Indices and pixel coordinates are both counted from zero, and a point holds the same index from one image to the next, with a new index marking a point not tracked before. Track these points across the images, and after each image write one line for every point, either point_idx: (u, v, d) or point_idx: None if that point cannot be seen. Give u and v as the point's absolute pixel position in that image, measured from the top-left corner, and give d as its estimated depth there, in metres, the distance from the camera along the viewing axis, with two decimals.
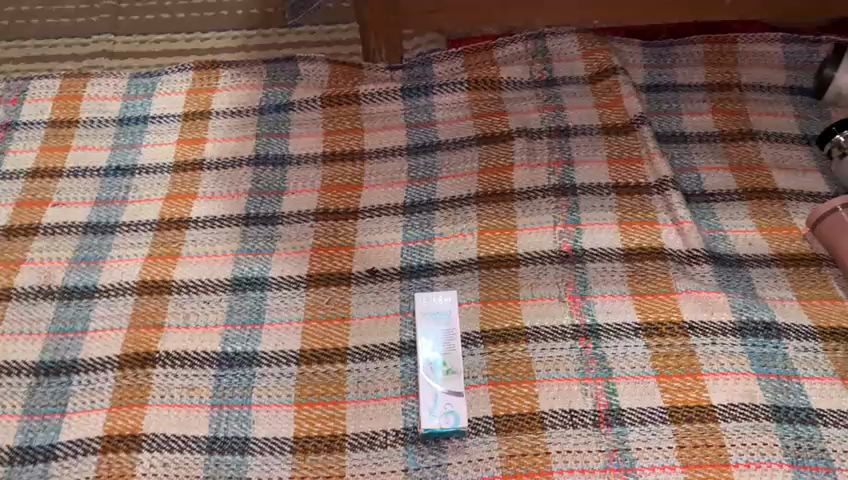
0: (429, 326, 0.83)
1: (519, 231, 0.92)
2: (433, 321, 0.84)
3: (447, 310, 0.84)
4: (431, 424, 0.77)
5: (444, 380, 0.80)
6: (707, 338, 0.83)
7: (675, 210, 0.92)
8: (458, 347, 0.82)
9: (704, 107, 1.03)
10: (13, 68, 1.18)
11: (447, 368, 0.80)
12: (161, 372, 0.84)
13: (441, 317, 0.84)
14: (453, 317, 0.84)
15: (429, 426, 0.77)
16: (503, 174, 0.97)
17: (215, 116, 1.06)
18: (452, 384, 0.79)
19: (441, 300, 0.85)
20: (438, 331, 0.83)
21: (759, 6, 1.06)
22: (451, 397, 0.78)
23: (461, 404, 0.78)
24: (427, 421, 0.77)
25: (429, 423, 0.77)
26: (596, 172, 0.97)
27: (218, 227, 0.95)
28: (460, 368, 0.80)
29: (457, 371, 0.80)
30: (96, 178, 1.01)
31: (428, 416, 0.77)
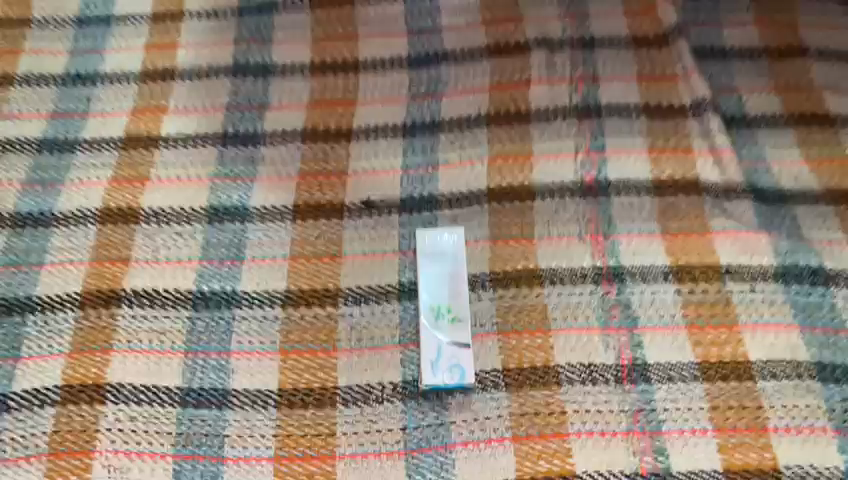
0: (432, 267, 0.74)
1: (536, 159, 0.81)
2: (438, 261, 0.75)
3: (454, 250, 0.75)
4: (434, 379, 0.69)
5: (449, 329, 0.71)
6: (746, 285, 0.74)
7: (714, 137, 0.81)
8: (465, 292, 0.73)
9: (747, 17, 0.90)
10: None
11: (453, 315, 0.72)
12: (128, 314, 0.74)
13: (447, 258, 0.75)
14: (460, 259, 0.75)
15: (431, 381, 0.69)
16: (518, 91, 0.85)
17: (188, 18, 0.92)
18: (458, 335, 0.71)
19: (447, 237, 0.76)
20: (443, 273, 0.74)
21: None
22: (458, 350, 0.70)
23: (469, 358, 0.70)
24: (430, 376, 0.69)
25: (432, 377, 0.69)
26: (623, 92, 0.85)
27: (192, 147, 0.83)
28: (467, 316, 0.72)
29: (464, 320, 0.72)
30: (52, 87, 0.88)
31: (431, 369, 0.69)
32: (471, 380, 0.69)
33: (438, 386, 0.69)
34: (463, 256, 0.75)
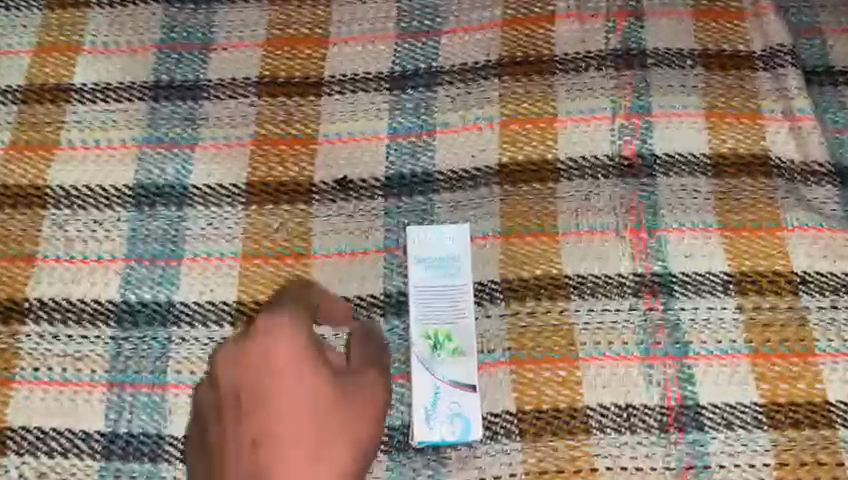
0: (426, 279, 0.58)
1: (561, 124, 0.62)
2: (434, 270, 0.58)
3: (455, 254, 0.58)
4: (428, 434, 0.54)
5: (447, 364, 0.56)
6: (826, 300, 0.58)
7: (790, 98, 0.63)
8: (469, 312, 0.57)
9: None
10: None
11: (453, 344, 0.56)
12: (34, 333, 0.57)
13: (446, 265, 0.58)
14: (463, 266, 0.58)
15: (424, 438, 0.54)
16: (539, 29, 0.65)
17: None
18: (459, 371, 0.56)
19: (446, 237, 0.59)
20: (440, 286, 0.58)
21: None
22: (460, 393, 0.55)
23: (472, 401, 0.55)
24: (422, 430, 0.54)
25: (425, 433, 0.54)
26: (675, 32, 0.65)
27: (113, 101, 0.64)
28: (470, 347, 0.56)
29: (467, 351, 0.56)
30: None
31: (424, 422, 0.55)
32: (476, 434, 0.54)
33: (434, 443, 0.54)
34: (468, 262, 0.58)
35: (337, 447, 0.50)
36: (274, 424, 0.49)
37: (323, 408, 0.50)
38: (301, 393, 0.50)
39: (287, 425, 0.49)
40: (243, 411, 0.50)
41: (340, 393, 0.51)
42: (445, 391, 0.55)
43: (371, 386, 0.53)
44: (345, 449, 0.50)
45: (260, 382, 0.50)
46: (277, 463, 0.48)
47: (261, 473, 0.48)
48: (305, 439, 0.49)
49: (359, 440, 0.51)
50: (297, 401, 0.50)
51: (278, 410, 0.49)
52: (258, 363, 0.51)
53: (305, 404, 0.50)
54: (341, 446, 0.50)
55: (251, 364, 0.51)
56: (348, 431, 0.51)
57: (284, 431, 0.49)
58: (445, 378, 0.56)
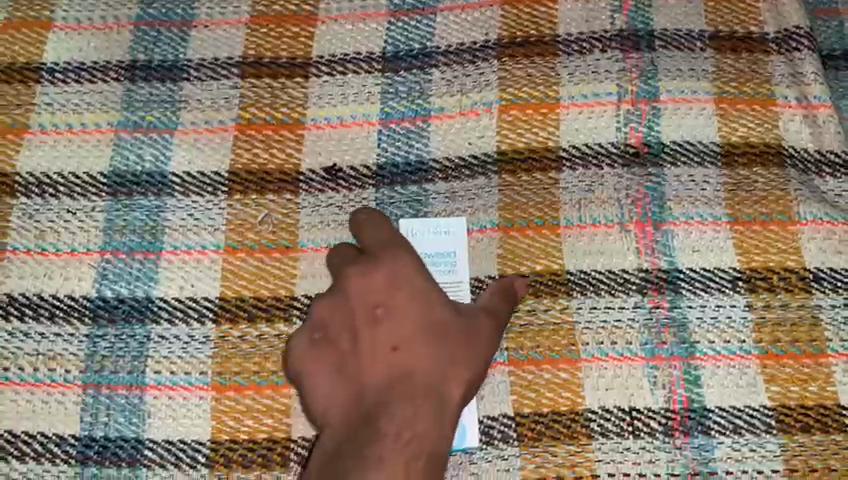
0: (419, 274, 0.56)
1: (564, 110, 0.59)
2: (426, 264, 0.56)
3: (450, 247, 0.56)
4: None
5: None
6: (840, 298, 0.55)
7: (805, 83, 0.59)
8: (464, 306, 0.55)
9: None
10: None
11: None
12: (4, 330, 0.54)
13: (439, 259, 0.56)
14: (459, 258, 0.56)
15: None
16: (540, 8, 0.61)
17: None
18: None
19: (440, 230, 0.56)
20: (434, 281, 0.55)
21: None
22: None
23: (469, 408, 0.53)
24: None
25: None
26: (685, 12, 0.61)
27: (87, 82, 0.60)
28: None
29: None
30: None
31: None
32: (471, 442, 0.52)
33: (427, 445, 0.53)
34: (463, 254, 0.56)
35: (471, 365, 0.49)
36: (410, 330, 0.49)
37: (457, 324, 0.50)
38: (434, 308, 0.50)
39: (424, 336, 0.49)
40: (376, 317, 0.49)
41: (468, 314, 0.51)
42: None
43: (491, 312, 0.52)
44: (477, 367, 0.49)
45: (393, 294, 0.50)
46: (415, 368, 0.48)
47: (403, 379, 0.47)
48: (443, 351, 0.49)
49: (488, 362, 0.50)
50: (432, 315, 0.50)
51: (414, 321, 0.49)
52: (390, 277, 0.50)
53: (439, 318, 0.50)
54: (476, 362, 0.49)
55: (382, 278, 0.50)
56: (478, 351, 0.50)
57: (422, 340, 0.49)
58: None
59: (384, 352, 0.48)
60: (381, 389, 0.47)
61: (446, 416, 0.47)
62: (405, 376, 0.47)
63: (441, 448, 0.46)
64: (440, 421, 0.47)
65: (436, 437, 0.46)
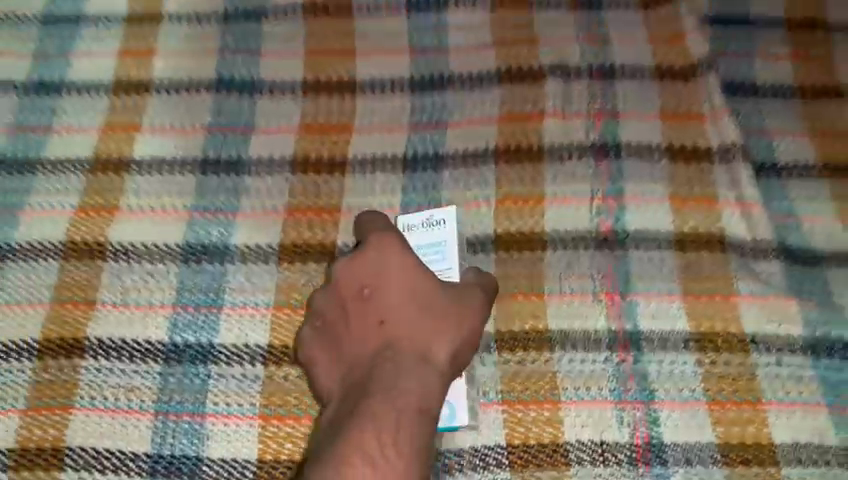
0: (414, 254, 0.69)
1: (549, 203, 0.74)
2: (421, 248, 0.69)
3: (439, 233, 0.69)
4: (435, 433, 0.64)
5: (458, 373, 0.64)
6: (772, 357, 0.68)
7: (742, 188, 0.74)
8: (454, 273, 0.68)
9: (781, 51, 0.82)
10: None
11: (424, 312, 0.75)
12: (92, 367, 0.66)
13: (431, 243, 0.69)
14: (447, 240, 0.68)
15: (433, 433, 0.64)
16: (530, 124, 0.77)
17: (169, 23, 0.83)
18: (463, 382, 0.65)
19: (430, 220, 0.69)
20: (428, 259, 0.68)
21: None
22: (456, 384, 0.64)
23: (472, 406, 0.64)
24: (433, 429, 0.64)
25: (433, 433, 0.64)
26: (645, 130, 0.77)
27: (167, 173, 0.75)
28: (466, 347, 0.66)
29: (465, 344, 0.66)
30: (14, 96, 0.79)
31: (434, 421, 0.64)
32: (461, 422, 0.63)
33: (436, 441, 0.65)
34: (450, 235, 0.69)
35: (449, 328, 0.61)
36: (393, 306, 0.61)
37: (444, 295, 0.63)
38: (412, 287, 0.62)
39: (415, 307, 0.61)
40: (376, 297, 0.62)
41: (455, 291, 0.64)
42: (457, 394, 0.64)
43: (468, 293, 0.64)
44: (455, 330, 0.61)
45: (379, 281, 0.63)
46: (397, 333, 0.60)
47: (388, 341, 0.59)
48: (421, 319, 0.60)
49: (465, 329, 0.62)
50: (419, 291, 0.62)
51: (395, 298, 0.62)
52: (375, 267, 0.64)
53: (420, 294, 0.62)
54: (462, 328, 0.61)
55: (380, 266, 0.64)
56: (452, 318, 0.61)
57: (401, 311, 0.61)
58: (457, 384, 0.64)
59: (374, 326, 0.61)
60: (371, 353, 0.59)
61: (438, 366, 0.58)
62: (391, 340, 0.59)
63: (428, 387, 0.56)
64: (432, 369, 0.58)
65: (431, 378, 0.57)
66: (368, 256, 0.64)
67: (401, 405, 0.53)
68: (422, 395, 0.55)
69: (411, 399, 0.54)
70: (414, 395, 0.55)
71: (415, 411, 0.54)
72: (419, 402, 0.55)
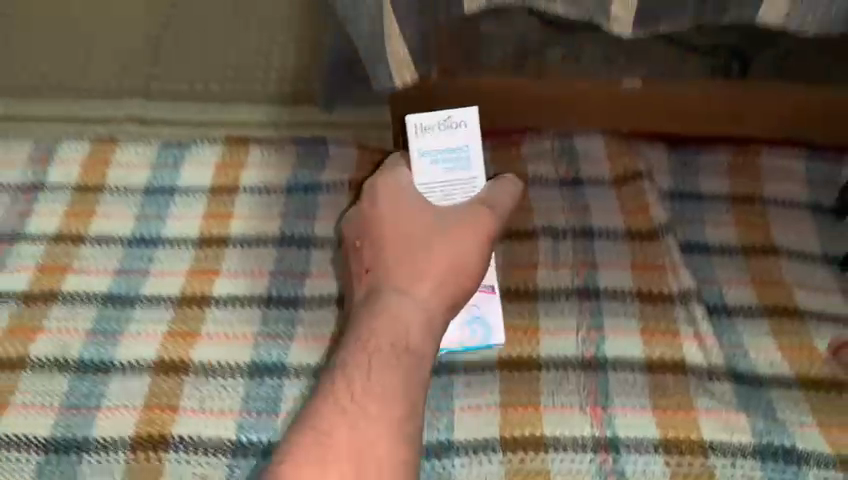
0: (440, 189, 0.86)
1: (543, 334, 0.92)
2: (444, 155, 0.86)
3: (459, 135, 0.86)
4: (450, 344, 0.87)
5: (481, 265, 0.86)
6: (727, 459, 0.82)
7: (697, 324, 0.92)
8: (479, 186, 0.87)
9: (727, 218, 1.03)
10: (33, 124, 1.15)
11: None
12: (174, 458, 0.83)
13: (453, 144, 0.86)
14: (469, 144, 0.86)
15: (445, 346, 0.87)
16: (527, 272, 0.97)
17: (244, 193, 1.06)
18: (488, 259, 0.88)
19: (447, 122, 0.86)
20: (453, 173, 0.86)
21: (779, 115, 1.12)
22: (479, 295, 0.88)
23: (499, 329, 0.88)
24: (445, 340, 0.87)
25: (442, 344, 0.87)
26: (619, 277, 0.96)
27: (238, 307, 0.95)
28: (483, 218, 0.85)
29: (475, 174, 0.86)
30: (119, 247, 1.00)
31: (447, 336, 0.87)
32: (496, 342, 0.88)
33: (451, 441, 0.84)
34: (469, 136, 0.86)
35: (422, 259, 0.79)
36: (378, 253, 0.81)
37: (429, 237, 0.81)
38: (393, 231, 0.82)
39: (397, 249, 0.81)
40: (372, 242, 0.82)
41: (440, 229, 0.81)
42: (476, 313, 0.88)
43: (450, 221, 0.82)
44: (428, 258, 0.79)
45: (368, 234, 0.83)
46: (381, 275, 0.80)
47: (377, 282, 0.80)
48: (399, 256, 0.80)
49: (439, 255, 0.80)
50: (407, 236, 0.81)
51: (380, 243, 0.82)
52: (367, 221, 0.84)
53: (400, 234, 0.81)
54: (442, 262, 0.79)
55: (374, 220, 0.83)
56: (426, 250, 0.80)
57: (383, 257, 0.81)
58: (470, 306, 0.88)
59: (367, 273, 0.81)
60: (366, 295, 0.80)
61: (416, 297, 0.77)
62: (377, 282, 0.79)
63: (403, 316, 0.76)
64: (408, 303, 0.77)
65: (405, 312, 0.76)
66: (369, 211, 0.84)
67: (369, 345, 0.74)
68: (394, 330, 0.75)
69: (378, 338, 0.74)
70: (384, 333, 0.75)
71: (385, 346, 0.74)
72: (389, 337, 0.74)
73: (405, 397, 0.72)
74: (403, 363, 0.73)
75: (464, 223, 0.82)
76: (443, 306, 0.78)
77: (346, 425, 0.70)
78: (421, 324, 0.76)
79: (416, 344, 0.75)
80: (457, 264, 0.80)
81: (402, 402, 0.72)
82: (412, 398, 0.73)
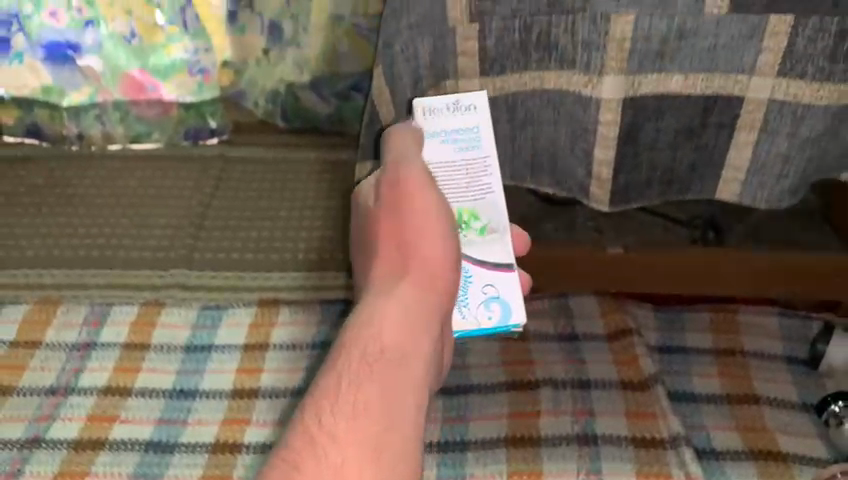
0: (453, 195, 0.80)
1: (546, 476, 1.00)
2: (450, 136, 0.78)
3: (472, 117, 0.79)
4: (462, 324, 0.79)
5: (477, 239, 0.80)
6: None
7: (688, 466, 1.00)
8: (494, 172, 0.79)
9: (711, 369, 1.13)
10: (90, 290, 1.29)
11: (481, 223, 0.80)
12: None
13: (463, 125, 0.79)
14: (484, 125, 0.79)
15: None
16: (530, 419, 1.06)
17: (272, 349, 1.18)
18: (495, 222, 0.81)
19: (458, 105, 0.79)
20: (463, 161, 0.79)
21: (762, 274, 1.20)
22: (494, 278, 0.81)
23: (519, 307, 0.81)
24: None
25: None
26: (615, 424, 1.06)
27: (267, 452, 1.04)
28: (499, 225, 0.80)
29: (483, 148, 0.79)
30: (160, 398, 1.12)
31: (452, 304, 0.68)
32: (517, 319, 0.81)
33: None
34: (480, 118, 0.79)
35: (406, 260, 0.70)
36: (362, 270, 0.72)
37: (409, 233, 0.71)
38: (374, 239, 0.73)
39: (379, 260, 0.71)
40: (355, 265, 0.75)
41: (413, 213, 0.71)
42: (491, 293, 0.80)
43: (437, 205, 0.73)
44: (411, 261, 0.70)
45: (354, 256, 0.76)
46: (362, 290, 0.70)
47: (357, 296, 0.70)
48: (380, 266, 0.70)
49: (424, 252, 0.70)
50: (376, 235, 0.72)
51: (363, 260, 0.74)
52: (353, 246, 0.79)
53: (380, 239, 0.72)
54: (423, 256, 0.70)
55: (356, 238, 0.77)
56: (411, 250, 0.70)
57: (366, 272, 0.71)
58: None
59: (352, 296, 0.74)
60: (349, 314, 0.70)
61: (394, 297, 0.67)
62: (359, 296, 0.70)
63: (378, 326, 0.65)
64: (387, 308, 0.66)
65: (381, 320, 0.65)
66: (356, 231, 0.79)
67: (339, 360, 0.63)
68: (367, 341, 0.64)
69: (349, 349, 0.64)
70: (355, 343, 0.64)
71: (357, 357, 0.63)
72: (362, 346, 0.64)
73: (386, 411, 0.60)
74: (382, 374, 0.62)
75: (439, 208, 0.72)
76: (428, 306, 0.68)
77: (315, 455, 0.57)
78: (401, 328, 0.65)
79: (397, 349, 0.64)
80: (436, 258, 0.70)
81: (384, 415, 0.60)
82: (397, 412, 0.61)
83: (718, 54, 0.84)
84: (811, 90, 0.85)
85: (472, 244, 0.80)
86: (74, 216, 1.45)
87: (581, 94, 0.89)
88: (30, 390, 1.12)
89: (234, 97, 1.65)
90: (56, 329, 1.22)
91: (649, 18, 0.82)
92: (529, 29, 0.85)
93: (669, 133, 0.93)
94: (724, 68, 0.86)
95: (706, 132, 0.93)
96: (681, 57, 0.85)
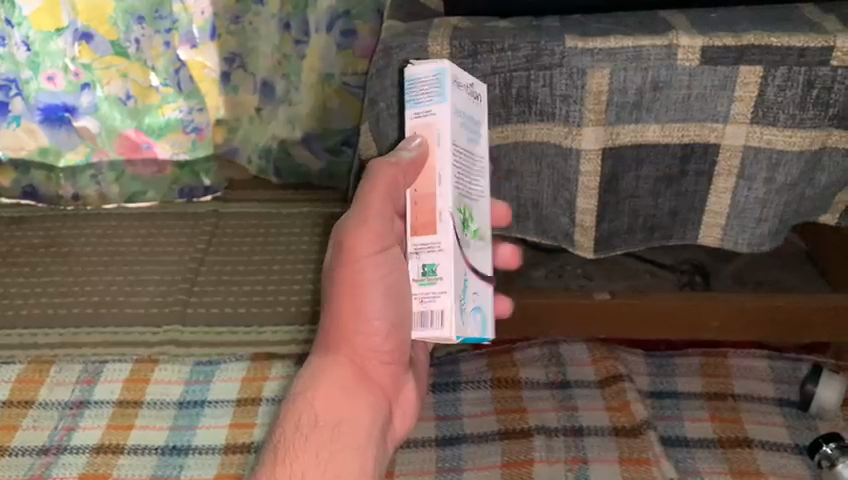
0: (463, 185, 0.64)
1: None
2: (469, 125, 0.65)
3: (480, 106, 0.66)
4: (458, 328, 0.62)
5: (471, 242, 0.66)
6: None
7: None
8: (485, 174, 0.68)
9: (703, 413, 1.14)
10: (83, 348, 1.30)
11: (475, 225, 0.67)
12: None
13: (474, 115, 0.66)
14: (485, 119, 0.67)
15: (459, 333, 0.62)
16: (524, 468, 1.06)
17: (265, 402, 1.19)
18: (481, 227, 0.68)
19: (471, 85, 0.65)
20: (470, 150, 0.65)
21: (747, 325, 1.17)
22: (477, 284, 0.66)
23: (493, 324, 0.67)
24: (449, 324, 0.61)
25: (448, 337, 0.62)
26: (609, 471, 1.05)
27: None
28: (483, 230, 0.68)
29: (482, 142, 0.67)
30: (154, 455, 1.11)
31: (420, 322, 0.62)
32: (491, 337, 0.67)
33: None
34: (484, 110, 0.67)
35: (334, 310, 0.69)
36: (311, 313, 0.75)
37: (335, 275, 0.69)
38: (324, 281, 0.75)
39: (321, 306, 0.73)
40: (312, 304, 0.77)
41: (355, 260, 0.67)
42: (478, 301, 0.65)
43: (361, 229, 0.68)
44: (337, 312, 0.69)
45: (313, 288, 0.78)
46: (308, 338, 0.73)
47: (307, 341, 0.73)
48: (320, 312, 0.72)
49: (348, 298, 0.68)
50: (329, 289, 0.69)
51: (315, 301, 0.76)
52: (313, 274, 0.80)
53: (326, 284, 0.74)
54: (348, 303, 0.68)
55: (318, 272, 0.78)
56: (336, 297, 0.69)
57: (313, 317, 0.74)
58: (454, 270, 0.62)
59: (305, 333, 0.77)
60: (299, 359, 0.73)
61: (339, 363, 0.68)
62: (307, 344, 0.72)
63: (316, 385, 0.67)
64: (322, 368, 0.68)
65: (320, 387, 0.67)
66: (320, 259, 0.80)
67: (291, 433, 0.66)
68: (308, 406, 0.67)
69: (301, 423, 0.66)
70: (299, 404, 0.67)
71: (301, 419, 0.66)
72: (303, 408, 0.67)
73: None
74: (324, 441, 0.65)
75: (417, 215, 0.63)
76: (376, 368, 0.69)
77: None
78: (341, 395, 0.67)
79: (343, 419, 0.67)
80: (376, 316, 0.68)
81: (327, 470, 0.64)
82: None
83: (692, 104, 0.88)
84: (785, 137, 0.88)
85: (469, 247, 0.66)
86: (69, 274, 1.46)
87: (562, 144, 0.91)
88: (22, 450, 1.12)
89: (227, 154, 1.70)
90: (49, 388, 1.22)
91: (624, 72, 0.86)
92: (509, 85, 0.89)
93: (649, 182, 0.94)
94: (698, 117, 0.89)
95: (685, 179, 0.93)
96: (657, 108, 0.88)
